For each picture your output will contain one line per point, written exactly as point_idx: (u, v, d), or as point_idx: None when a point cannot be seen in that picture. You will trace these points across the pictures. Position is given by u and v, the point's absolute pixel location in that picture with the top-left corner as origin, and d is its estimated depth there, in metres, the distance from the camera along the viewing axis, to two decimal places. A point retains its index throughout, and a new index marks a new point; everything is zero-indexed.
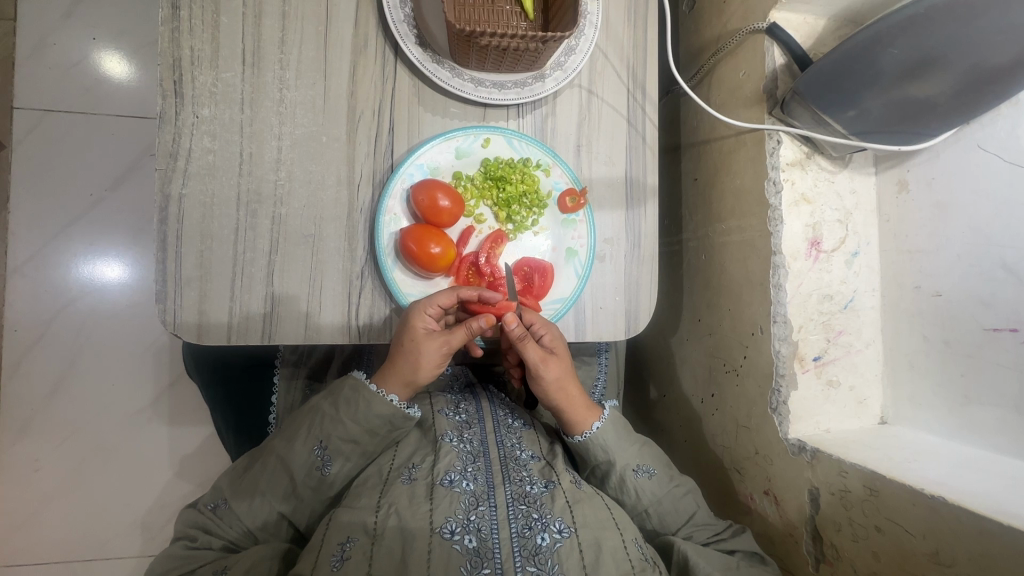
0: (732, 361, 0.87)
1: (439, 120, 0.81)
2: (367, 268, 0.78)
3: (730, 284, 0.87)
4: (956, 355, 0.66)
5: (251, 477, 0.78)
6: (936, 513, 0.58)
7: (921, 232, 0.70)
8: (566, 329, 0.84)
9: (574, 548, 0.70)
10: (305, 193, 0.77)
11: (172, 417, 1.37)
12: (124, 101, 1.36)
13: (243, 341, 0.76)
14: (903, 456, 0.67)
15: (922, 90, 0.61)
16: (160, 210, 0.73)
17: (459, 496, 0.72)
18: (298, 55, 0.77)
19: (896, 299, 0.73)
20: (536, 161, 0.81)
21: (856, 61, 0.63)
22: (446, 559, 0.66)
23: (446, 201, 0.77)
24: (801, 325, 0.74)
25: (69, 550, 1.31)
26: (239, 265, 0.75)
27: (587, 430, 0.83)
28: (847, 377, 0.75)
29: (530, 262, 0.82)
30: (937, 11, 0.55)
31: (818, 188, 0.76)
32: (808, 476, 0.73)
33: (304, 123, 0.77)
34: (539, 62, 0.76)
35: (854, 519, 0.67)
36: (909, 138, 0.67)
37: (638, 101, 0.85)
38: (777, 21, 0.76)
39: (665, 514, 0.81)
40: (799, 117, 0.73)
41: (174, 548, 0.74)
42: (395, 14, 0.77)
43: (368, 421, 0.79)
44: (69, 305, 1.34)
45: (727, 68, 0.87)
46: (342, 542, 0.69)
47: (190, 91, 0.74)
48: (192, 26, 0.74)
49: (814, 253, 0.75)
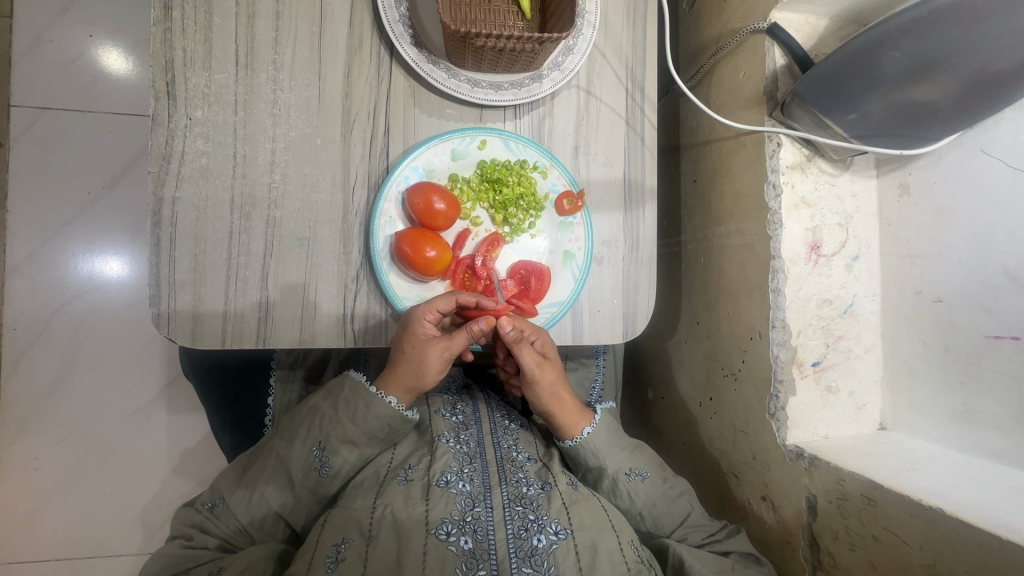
0: (731, 365, 0.86)
1: (435, 121, 0.80)
2: (362, 271, 0.78)
3: (730, 287, 0.86)
4: (957, 361, 0.65)
5: (251, 476, 0.78)
6: (935, 523, 0.57)
7: (922, 236, 0.69)
8: (564, 332, 0.83)
9: (570, 551, 0.69)
10: (300, 196, 0.76)
11: (171, 415, 1.37)
12: (122, 98, 1.35)
13: (237, 345, 0.75)
14: (902, 464, 0.66)
15: (925, 94, 0.60)
16: (153, 213, 0.72)
17: (456, 497, 0.72)
18: (292, 56, 0.76)
19: (897, 305, 0.72)
20: (533, 163, 0.80)
21: (857, 64, 0.61)
22: (441, 561, 0.66)
23: (442, 204, 0.76)
24: (800, 330, 0.74)
25: (70, 548, 1.31)
26: (233, 268, 0.75)
27: (579, 435, 0.82)
28: (846, 382, 0.75)
29: (527, 265, 0.81)
30: (941, 14, 0.55)
31: (818, 190, 0.75)
32: (806, 483, 0.73)
33: (299, 124, 0.76)
34: (536, 62, 0.75)
35: (851, 527, 0.67)
36: (911, 142, 0.66)
37: (637, 102, 0.84)
38: (778, 21, 0.75)
39: (660, 516, 0.81)
40: (800, 119, 0.72)
41: (171, 547, 0.74)
42: (390, 13, 0.76)
43: (367, 423, 0.78)
44: (68, 303, 1.33)
45: (727, 68, 0.86)
46: (336, 543, 0.69)
47: (183, 92, 0.73)
48: (185, 26, 0.73)
49: (814, 257, 0.74)
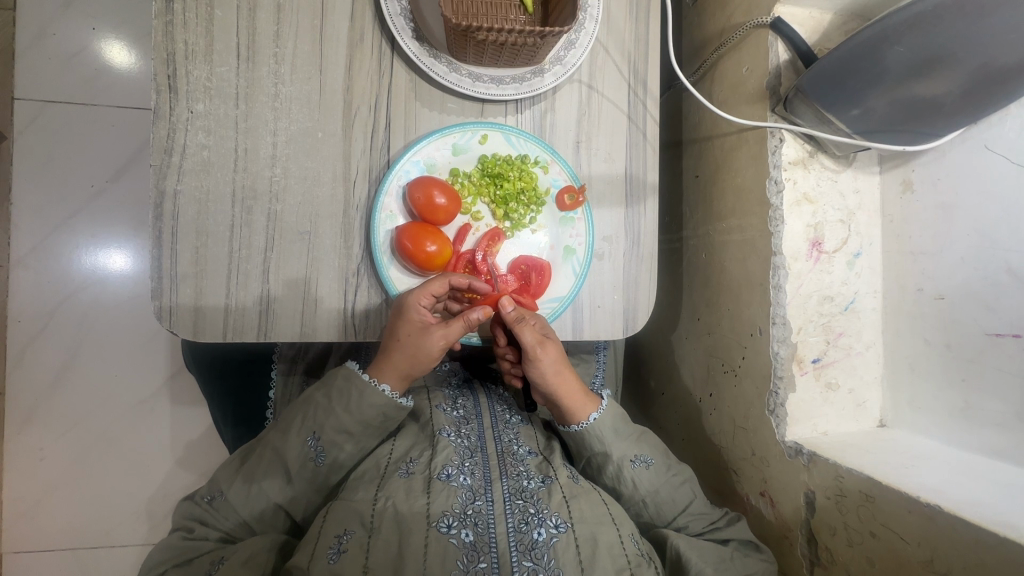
0: (731, 361, 0.86)
1: (436, 115, 0.80)
2: (363, 265, 0.78)
3: (731, 283, 0.86)
4: (958, 359, 0.65)
5: (248, 469, 0.79)
6: (933, 522, 0.57)
7: (924, 233, 0.69)
8: (564, 327, 0.83)
9: (570, 544, 0.70)
10: (301, 190, 0.76)
11: (174, 408, 1.38)
12: (124, 91, 1.35)
13: (238, 338, 0.76)
14: (902, 461, 0.66)
15: (929, 89, 0.59)
16: (155, 207, 0.73)
17: (456, 490, 0.72)
18: (293, 49, 0.76)
19: (899, 302, 0.72)
20: (535, 158, 0.80)
21: (861, 59, 0.61)
22: (442, 554, 0.67)
23: (443, 198, 0.76)
24: (801, 326, 0.73)
25: (76, 537, 1.33)
26: (235, 261, 0.75)
27: (586, 419, 0.82)
28: (846, 379, 0.74)
29: (527, 259, 0.81)
30: (946, 8, 0.53)
31: (820, 187, 0.74)
32: (805, 479, 0.72)
33: (300, 118, 0.76)
34: (538, 56, 0.75)
35: (849, 524, 0.67)
36: (915, 138, 0.66)
37: (639, 97, 0.83)
38: (783, 16, 0.74)
39: (662, 504, 0.81)
40: (803, 115, 0.72)
41: (172, 539, 0.75)
42: (391, 7, 0.75)
43: (361, 411, 0.79)
44: (71, 296, 1.34)
45: (731, 63, 0.85)
46: (338, 535, 0.69)
47: (185, 86, 0.73)
48: (186, 20, 0.73)
49: (815, 253, 0.74)
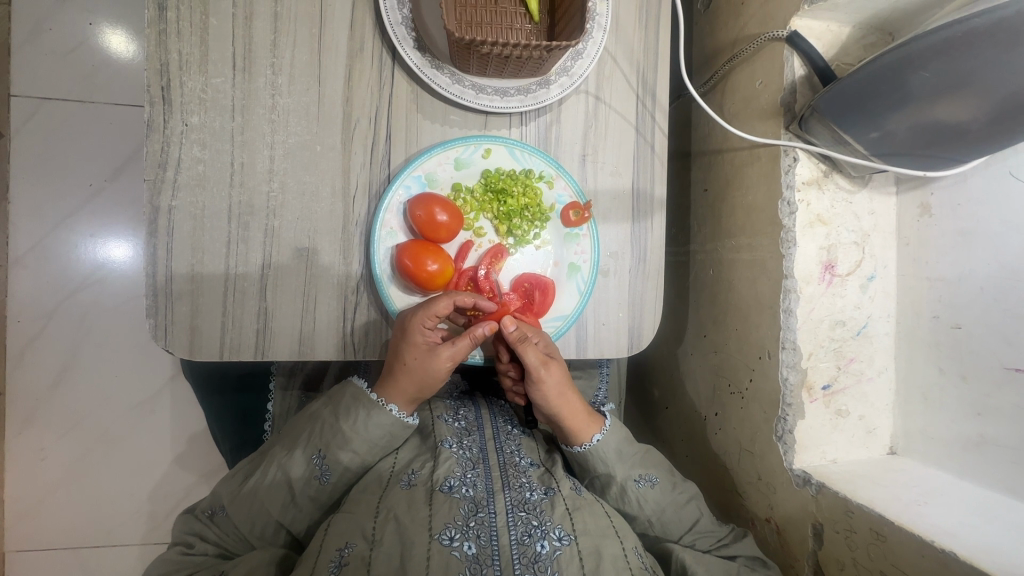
0: (739, 383, 0.84)
1: (438, 128, 0.77)
2: (363, 282, 0.76)
3: (740, 303, 0.84)
4: (975, 392, 0.63)
5: (250, 487, 0.77)
6: (947, 567, 0.56)
7: (943, 259, 0.66)
8: (567, 345, 0.82)
9: (574, 557, 0.68)
10: (299, 205, 0.74)
11: (174, 410, 1.37)
12: (122, 89, 1.32)
13: (236, 357, 0.74)
14: (911, 496, 0.64)
15: (953, 115, 0.56)
16: (149, 222, 0.71)
17: (458, 502, 0.71)
18: (291, 59, 0.73)
19: (913, 328, 0.70)
20: (539, 172, 0.78)
21: (882, 82, 0.58)
22: (444, 567, 0.64)
23: (445, 215, 0.74)
24: (811, 352, 0.72)
25: (78, 537, 1.33)
26: (232, 278, 0.73)
27: (587, 442, 0.80)
28: (856, 406, 0.73)
29: (530, 277, 0.79)
30: (977, 35, 0.51)
31: (835, 208, 0.72)
32: (813, 510, 0.71)
33: (298, 131, 0.74)
34: (543, 69, 0.72)
35: (859, 560, 0.66)
36: (936, 164, 0.63)
37: (647, 108, 0.81)
38: (799, 29, 0.71)
39: (669, 522, 0.79)
40: (818, 134, 0.69)
41: (172, 554, 0.75)
42: (392, 16, 0.72)
43: (368, 431, 0.78)
44: (70, 297, 1.33)
45: (743, 75, 0.82)
46: (340, 548, 0.67)
47: (179, 97, 0.71)
48: (180, 28, 0.70)
49: (828, 276, 0.72)
